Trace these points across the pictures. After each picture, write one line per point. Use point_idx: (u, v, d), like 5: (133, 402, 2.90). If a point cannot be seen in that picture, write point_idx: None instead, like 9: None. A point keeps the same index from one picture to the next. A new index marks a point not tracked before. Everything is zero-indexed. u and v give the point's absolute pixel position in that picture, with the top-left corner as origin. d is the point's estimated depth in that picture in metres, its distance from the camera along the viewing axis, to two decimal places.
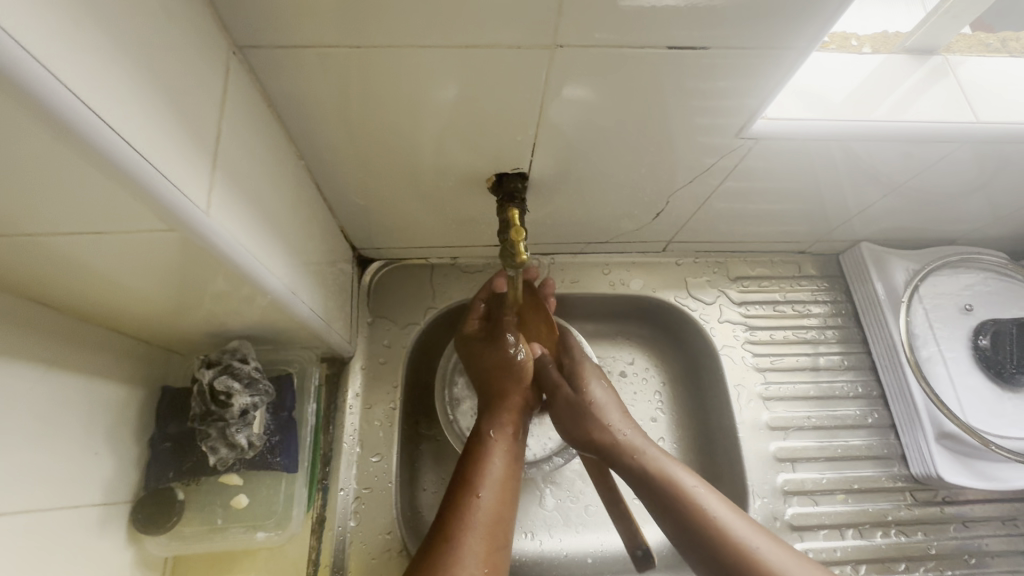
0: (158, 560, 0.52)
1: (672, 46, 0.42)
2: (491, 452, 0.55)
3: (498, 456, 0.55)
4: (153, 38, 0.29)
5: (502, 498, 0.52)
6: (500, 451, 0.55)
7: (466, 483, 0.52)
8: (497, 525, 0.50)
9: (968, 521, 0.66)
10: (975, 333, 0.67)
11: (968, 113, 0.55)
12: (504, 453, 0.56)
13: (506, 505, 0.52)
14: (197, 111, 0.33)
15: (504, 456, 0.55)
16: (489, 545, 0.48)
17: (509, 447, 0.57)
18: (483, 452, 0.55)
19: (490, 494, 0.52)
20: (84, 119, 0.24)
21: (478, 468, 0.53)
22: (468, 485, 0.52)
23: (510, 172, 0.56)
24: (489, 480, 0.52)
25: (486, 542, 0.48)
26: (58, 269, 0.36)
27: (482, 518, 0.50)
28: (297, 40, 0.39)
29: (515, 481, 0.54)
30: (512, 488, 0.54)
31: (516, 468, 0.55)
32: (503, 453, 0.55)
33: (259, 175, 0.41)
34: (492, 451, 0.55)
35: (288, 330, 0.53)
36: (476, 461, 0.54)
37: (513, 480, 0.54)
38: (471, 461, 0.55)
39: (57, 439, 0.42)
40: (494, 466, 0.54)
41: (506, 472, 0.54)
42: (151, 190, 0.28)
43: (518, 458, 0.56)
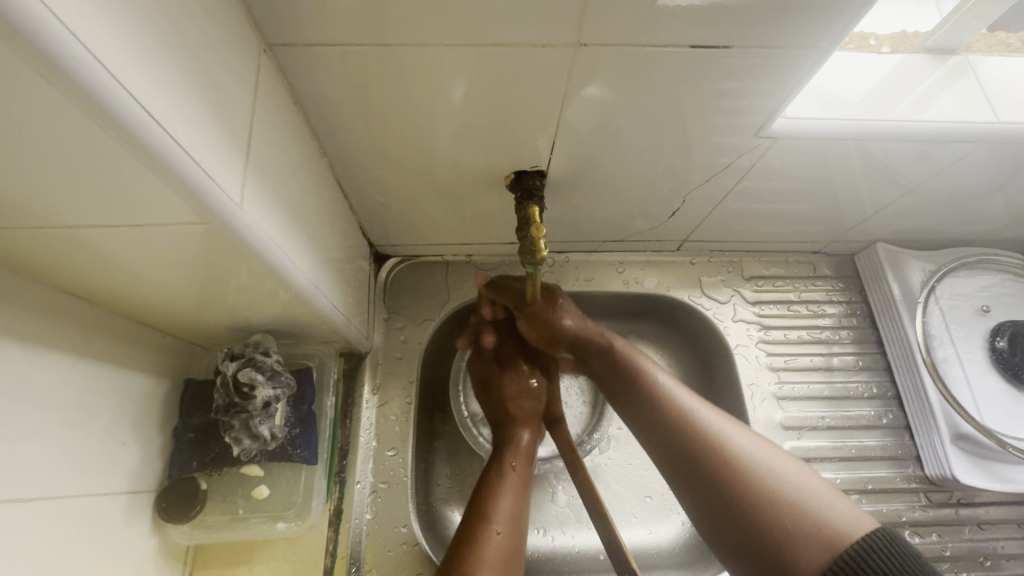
0: (181, 549, 0.53)
1: (693, 45, 0.43)
2: (505, 486, 0.55)
3: (510, 490, 0.55)
4: (191, 35, 0.30)
5: (515, 532, 0.51)
6: (512, 487, 0.55)
7: (481, 516, 0.51)
8: (510, 560, 0.49)
9: (983, 523, 0.66)
10: (993, 334, 0.67)
11: (988, 113, 0.54)
12: (515, 487, 0.55)
13: (518, 539, 0.51)
14: (230, 107, 0.33)
15: (516, 490, 0.55)
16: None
17: (519, 481, 0.56)
18: (496, 487, 0.55)
19: (504, 527, 0.51)
20: (125, 108, 0.24)
21: (492, 502, 0.53)
22: (484, 518, 0.51)
23: (529, 170, 0.57)
24: (503, 515, 0.51)
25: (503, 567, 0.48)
26: (93, 260, 0.37)
27: (497, 550, 0.49)
28: (323, 38, 0.40)
29: (525, 518, 0.53)
30: (521, 526, 0.52)
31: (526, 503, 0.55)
32: (514, 489, 0.55)
33: (285, 170, 0.42)
34: (505, 485, 0.55)
35: (308, 324, 0.54)
36: (490, 493, 0.54)
37: (522, 520, 0.53)
38: (485, 494, 0.54)
39: (86, 428, 0.43)
40: (506, 502, 0.53)
41: (518, 508, 0.53)
42: (187, 181, 0.29)
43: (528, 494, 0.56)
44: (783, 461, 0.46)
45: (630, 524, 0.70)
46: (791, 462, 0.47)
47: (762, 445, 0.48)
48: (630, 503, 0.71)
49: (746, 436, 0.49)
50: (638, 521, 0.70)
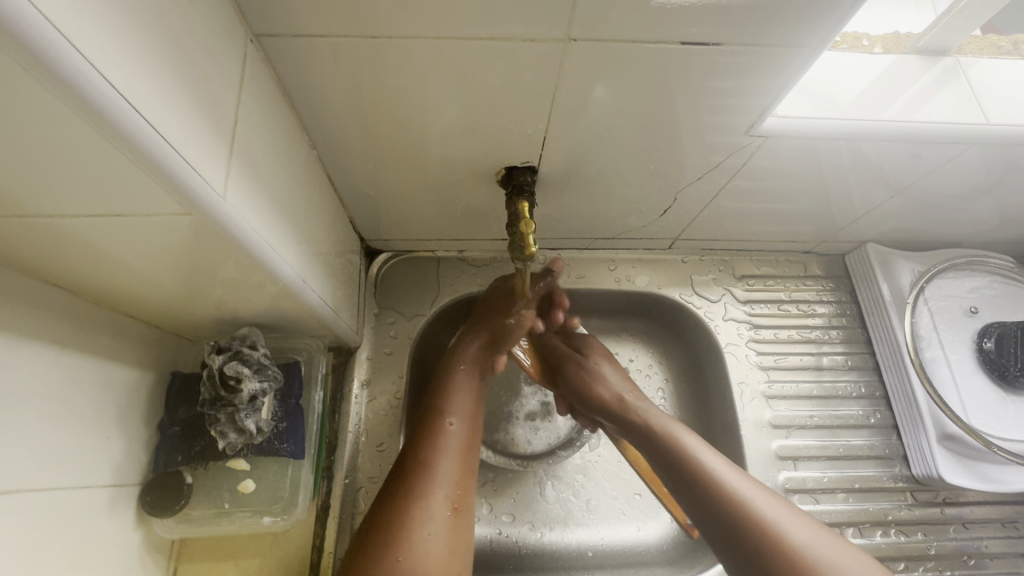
0: (165, 543, 0.53)
1: (684, 42, 0.43)
2: (456, 388, 0.59)
3: (462, 390, 0.59)
4: (173, 23, 0.29)
5: (468, 425, 0.56)
6: (463, 386, 0.59)
7: (433, 413, 0.56)
8: (466, 451, 0.54)
9: (968, 522, 0.66)
10: (981, 336, 0.67)
11: (978, 114, 0.55)
12: (467, 386, 0.60)
13: (472, 437, 0.56)
14: (215, 96, 0.33)
15: (466, 418, 0.57)
16: (461, 469, 0.53)
17: (471, 385, 0.60)
18: (448, 386, 0.59)
19: (459, 425, 0.56)
20: (102, 96, 0.24)
21: (443, 400, 0.57)
22: (435, 414, 0.56)
23: (520, 166, 0.56)
24: (457, 411, 0.56)
25: (458, 469, 0.52)
26: (75, 251, 0.36)
27: (453, 441, 0.54)
28: (312, 30, 0.39)
29: (479, 414, 0.59)
30: (476, 419, 0.58)
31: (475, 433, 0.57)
32: (467, 389, 0.59)
33: (272, 162, 0.42)
34: (456, 386, 0.59)
35: (296, 318, 0.54)
36: (443, 394, 0.58)
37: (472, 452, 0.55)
38: (439, 395, 0.58)
39: (69, 420, 0.43)
40: (458, 400, 0.58)
41: (471, 410, 0.58)
42: (168, 171, 0.28)
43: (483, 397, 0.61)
44: (821, 538, 0.47)
45: (618, 520, 0.70)
46: (828, 538, 0.47)
47: (803, 521, 0.48)
48: (620, 499, 0.71)
49: (788, 512, 0.49)
50: (626, 517, 0.70)
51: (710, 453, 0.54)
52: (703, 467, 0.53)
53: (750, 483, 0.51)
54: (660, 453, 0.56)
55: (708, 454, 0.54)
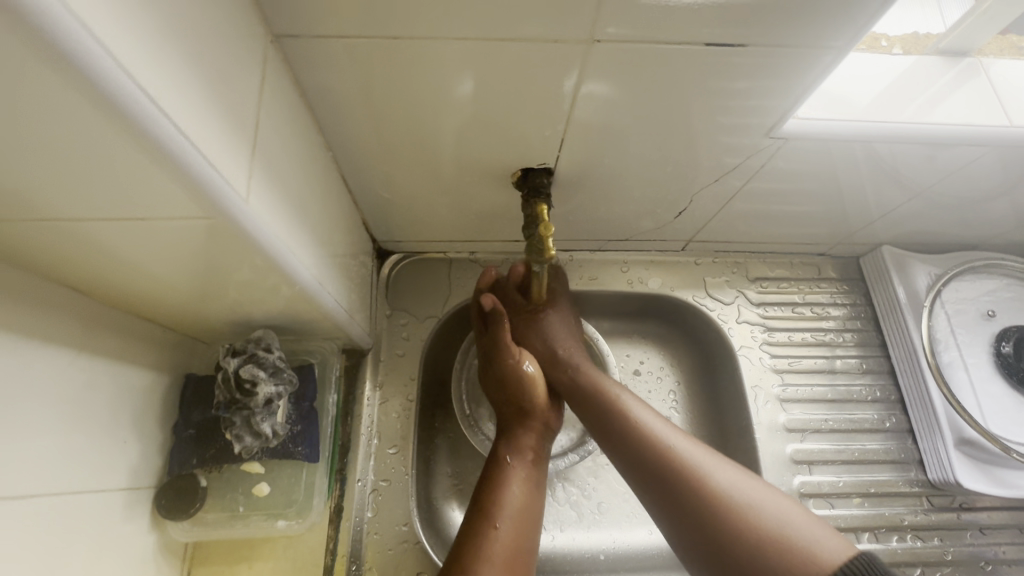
0: (180, 545, 0.53)
1: (706, 43, 0.42)
2: (508, 481, 0.55)
3: (514, 483, 0.55)
4: (198, 24, 0.29)
5: (520, 527, 0.51)
6: (518, 478, 0.55)
7: (484, 513, 0.51)
8: (515, 555, 0.49)
9: (984, 528, 0.66)
10: (998, 339, 0.67)
11: (1000, 116, 0.54)
12: (523, 479, 0.56)
13: (525, 532, 0.51)
14: (237, 98, 0.33)
15: (522, 483, 0.55)
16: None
17: (526, 476, 0.56)
18: (500, 479, 0.55)
19: (508, 523, 0.51)
20: (130, 97, 0.24)
21: (495, 497, 0.53)
22: (485, 514, 0.51)
23: (536, 168, 0.56)
24: (507, 509, 0.51)
25: (515, 532, 0.50)
26: (96, 254, 0.36)
27: (503, 547, 0.48)
28: (332, 30, 0.39)
29: (535, 511, 0.53)
30: (531, 518, 0.53)
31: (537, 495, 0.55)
32: (522, 479, 0.55)
33: (291, 164, 0.42)
34: (510, 478, 0.55)
35: (311, 320, 0.54)
36: (496, 487, 0.54)
37: (533, 512, 0.53)
38: (491, 490, 0.54)
39: (85, 422, 0.43)
40: (513, 495, 0.53)
41: (524, 502, 0.53)
42: (192, 174, 0.28)
43: (539, 486, 0.56)
44: (752, 486, 0.49)
45: (630, 524, 0.69)
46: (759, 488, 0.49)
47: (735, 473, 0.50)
48: (632, 503, 0.71)
49: (724, 468, 0.50)
50: (639, 521, 0.70)
51: (652, 419, 0.55)
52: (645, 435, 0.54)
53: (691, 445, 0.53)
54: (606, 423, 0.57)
55: (650, 419, 0.55)
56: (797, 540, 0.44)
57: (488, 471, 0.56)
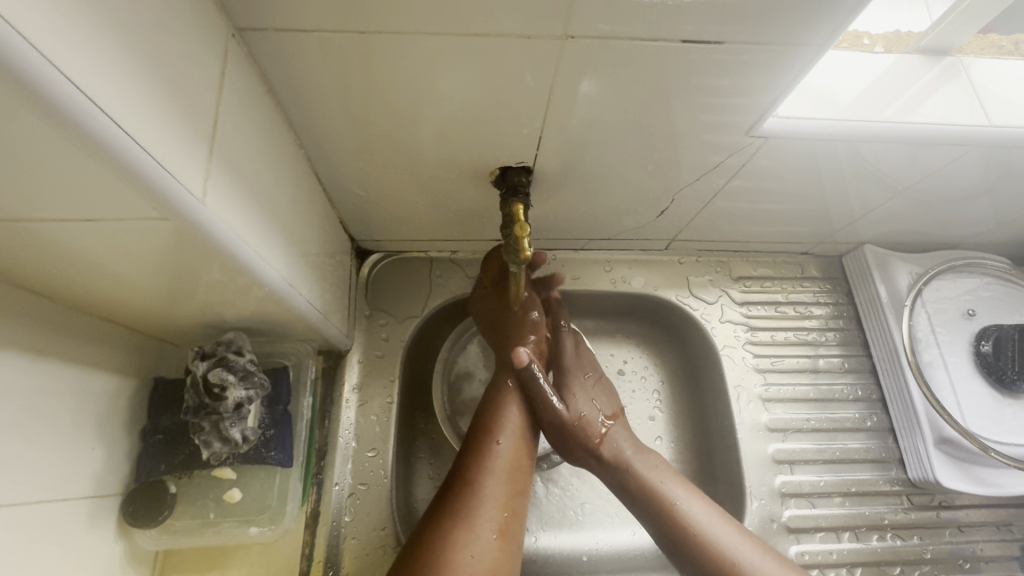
0: (149, 554, 0.52)
1: (684, 40, 0.41)
2: (509, 400, 0.59)
3: (513, 401, 0.58)
4: (147, 17, 0.28)
5: (521, 442, 0.56)
6: (517, 399, 0.59)
7: (486, 431, 0.55)
8: (515, 468, 0.54)
9: (963, 526, 0.66)
10: (978, 338, 0.67)
11: (979, 116, 0.54)
12: (521, 396, 0.59)
13: (524, 450, 0.55)
14: (194, 95, 0.31)
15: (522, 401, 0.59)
16: (511, 487, 0.52)
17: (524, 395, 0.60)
18: (500, 399, 0.58)
19: (510, 441, 0.55)
20: (70, 98, 0.22)
21: (497, 416, 0.57)
22: (487, 432, 0.55)
23: (514, 166, 0.55)
24: (508, 426, 0.56)
25: (515, 450, 0.55)
26: (49, 257, 0.35)
27: (504, 461, 0.53)
28: (298, 24, 0.38)
29: (531, 427, 0.58)
30: (528, 434, 0.57)
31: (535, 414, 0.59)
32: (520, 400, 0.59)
33: (256, 162, 0.40)
34: (509, 398, 0.59)
35: (284, 322, 0.52)
36: (496, 407, 0.57)
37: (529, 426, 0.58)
38: (492, 409, 0.58)
39: (46, 430, 0.41)
40: (513, 414, 0.57)
41: (523, 420, 0.57)
42: (143, 175, 0.27)
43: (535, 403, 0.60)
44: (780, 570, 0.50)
45: (613, 524, 0.69)
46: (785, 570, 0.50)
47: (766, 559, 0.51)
48: (615, 503, 0.70)
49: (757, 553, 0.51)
50: (622, 522, 0.69)
51: (686, 495, 0.54)
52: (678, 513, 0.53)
53: (729, 529, 0.52)
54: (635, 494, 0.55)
55: (684, 496, 0.54)
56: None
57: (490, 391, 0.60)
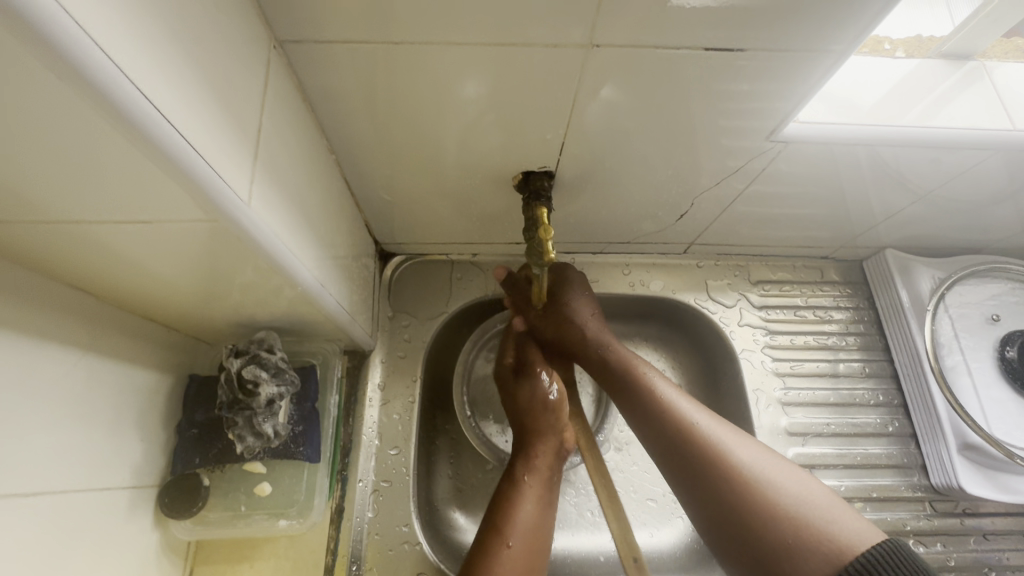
0: (182, 544, 0.53)
1: (706, 47, 0.42)
2: (521, 497, 0.56)
3: (527, 502, 0.55)
4: (202, 30, 0.29)
5: (532, 547, 0.52)
6: (531, 496, 0.56)
7: (498, 530, 0.52)
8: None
9: (988, 534, 0.65)
10: (1002, 343, 0.66)
11: (1003, 119, 0.54)
12: (534, 499, 0.56)
13: (535, 555, 0.52)
14: (240, 104, 0.33)
15: (534, 501, 0.56)
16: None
17: (539, 493, 0.57)
18: (513, 498, 0.55)
19: (520, 542, 0.51)
20: (137, 106, 0.24)
21: (509, 515, 0.53)
22: (500, 532, 0.52)
23: (537, 170, 0.56)
24: (520, 528, 0.52)
25: (526, 554, 0.51)
26: (101, 256, 0.37)
27: (513, 564, 0.50)
28: (334, 36, 0.40)
29: (546, 531, 0.54)
30: (541, 537, 0.53)
31: (548, 514, 0.56)
32: (535, 498, 0.56)
33: (292, 167, 0.42)
34: (523, 497, 0.56)
35: (313, 322, 0.54)
36: (508, 506, 0.54)
37: (544, 528, 0.54)
38: (503, 507, 0.55)
39: (89, 421, 0.43)
40: (525, 513, 0.54)
41: (537, 522, 0.54)
42: (195, 178, 0.29)
43: (549, 505, 0.57)
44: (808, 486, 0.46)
45: (631, 526, 0.70)
46: (795, 472, 0.48)
47: (763, 454, 0.49)
48: (632, 506, 0.71)
49: (746, 445, 0.50)
50: (639, 524, 0.70)
51: (674, 391, 0.56)
52: (679, 416, 0.53)
53: (720, 425, 0.52)
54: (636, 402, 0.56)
55: (691, 407, 0.54)
56: (832, 533, 0.42)
57: (501, 487, 0.57)
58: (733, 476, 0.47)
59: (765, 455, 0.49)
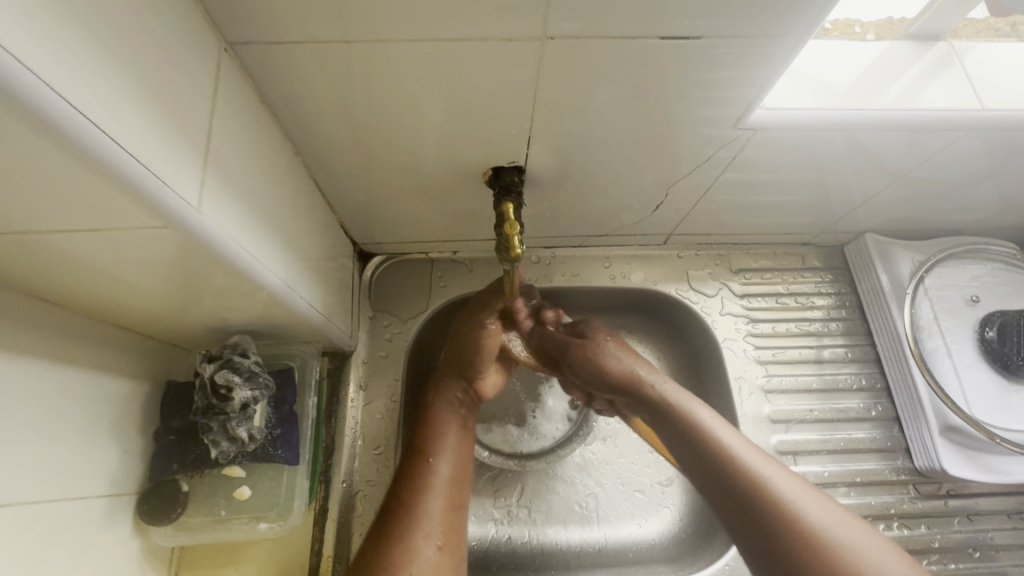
0: (164, 551, 0.54)
1: (665, 36, 0.42)
2: (444, 424, 0.59)
3: (448, 429, 0.59)
4: (142, 38, 0.29)
5: (456, 468, 0.57)
6: (452, 422, 0.60)
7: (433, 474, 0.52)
8: (452, 491, 0.55)
9: (974, 514, 0.65)
10: (982, 325, 0.66)
11: (973, 99, 0.53)
12: (455, 423, 0.60)
13: (459, 479, 0.56)
14: (187, 109, 0.33)
15: (455, 424, 0.60)
16: (448, 518, 0.52)
17: (457, 420, 0.61)
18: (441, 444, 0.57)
19: (444, 464, 0.56)
20: (66, 116, 0.24)
21: (429, 441, 0.58)
22: (423, 455, 0.56)
23: (507, 166, 0.56)
24: (441, 448, 0.57)
25: (451, 476, 0.56)
26: (59, 266, 0.36)
27: (439, 482, 0.54)
28: (286, 36, 0.39)
29: (466, 454, 0.59)
30: (464, 460, 0.58)
31: (469, 435, 0.61)
32: (456, 423, 0.60)
33: (252, 170, 0.42)
34: (443, 422, 0.59)
35: (287, 325, 0.54)
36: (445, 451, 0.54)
37: (466, 455, 0.58)
38: (426, 434, 0.58)
39: (61, 432, 0.43)
40: (446, 439, 0.58)
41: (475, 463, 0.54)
42: (139, 185, 0.28)
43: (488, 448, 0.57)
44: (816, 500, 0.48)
45: (618, 518, 0.70)
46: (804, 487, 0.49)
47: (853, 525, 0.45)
48: (619, 498, 0.71)
49: (824, 507, 0.47)
50: (626, 516, 0.70)
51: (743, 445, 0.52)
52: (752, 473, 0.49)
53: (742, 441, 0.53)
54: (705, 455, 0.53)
55: (739, 443, 0.53)
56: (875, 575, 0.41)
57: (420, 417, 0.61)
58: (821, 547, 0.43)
59: (859, 529, 0.45)
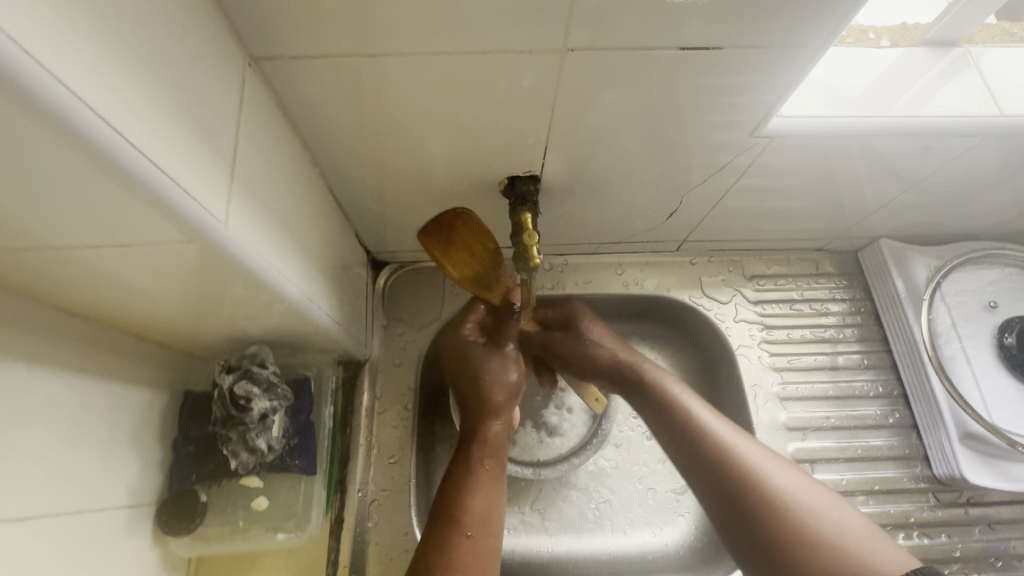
0: (182, 561, 0.54)
1: (684, 47, 0.42)
2: (474, 484, 0.54)
3: (479, 487, 0.54)
4: (171, 53, 0.30)
5: (490, 530, 0.51)
6: (482, 483, 0.54)
7: (452, 520, 0.51)
8: (487, 556, 0.49)
9: (994, 523, 0.65)
10: (1001, 330, 0.66)
11: (991, 106, 0.53)
12: (487, 482, 0.55)
13: (492, 536, 0.51)
14: (213, 124, 0.33)
15: (485, 484, 0.54)
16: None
17: (488, 478, 0.55)
18: (463, 485, 0.54)
19: (478, 527, 0.50)
20: (102, 134, 0.24)
21: (460, 502, 0.52)
22: (455, 521, 0.50)
23: (522, 175, 0.56)
24: (473, 514, 0.51)
25: (483, 540, 0.50)
26: (85, 280, 0.37)
27: (472, 554, 0.48)
28: (308, 51, 0.40)
29: (500, 512, 0.53)
30: (496, 516, 0.53)
31: (500, 491, 0.55)
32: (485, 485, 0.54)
33: (273, 182, 0.42)
34: (473, 484, 0.54)
35: (305, 334, 0.54)
36: (458, 492, 0.53)
37: (497, 508, 0.53)
38: (453, 493, 0.53)
39: (84, 442, 0.43)
40: (476, 499, 0.53)
41: (490, 505, 0.53)
42: (168, 200, 0.29)
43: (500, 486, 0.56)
44: (804, 487, 0.49)
45: (633, 528, 0.69)
46: (788, 469, 0.50)
47: (803, 483, 0.49)
48: (634, 507, 0.70)
49: (793, 479, 0.49)
50: (641, 524, 0.69)
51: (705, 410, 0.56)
52: (715, 440, 0.52)
53: (723, 424, 0.54)
54: (674, 425, 0.55)
55: (719, 425, 0.54)
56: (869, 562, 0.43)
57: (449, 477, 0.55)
58: (776, 509, 0.47)
59: (806, 485, 0.49)
